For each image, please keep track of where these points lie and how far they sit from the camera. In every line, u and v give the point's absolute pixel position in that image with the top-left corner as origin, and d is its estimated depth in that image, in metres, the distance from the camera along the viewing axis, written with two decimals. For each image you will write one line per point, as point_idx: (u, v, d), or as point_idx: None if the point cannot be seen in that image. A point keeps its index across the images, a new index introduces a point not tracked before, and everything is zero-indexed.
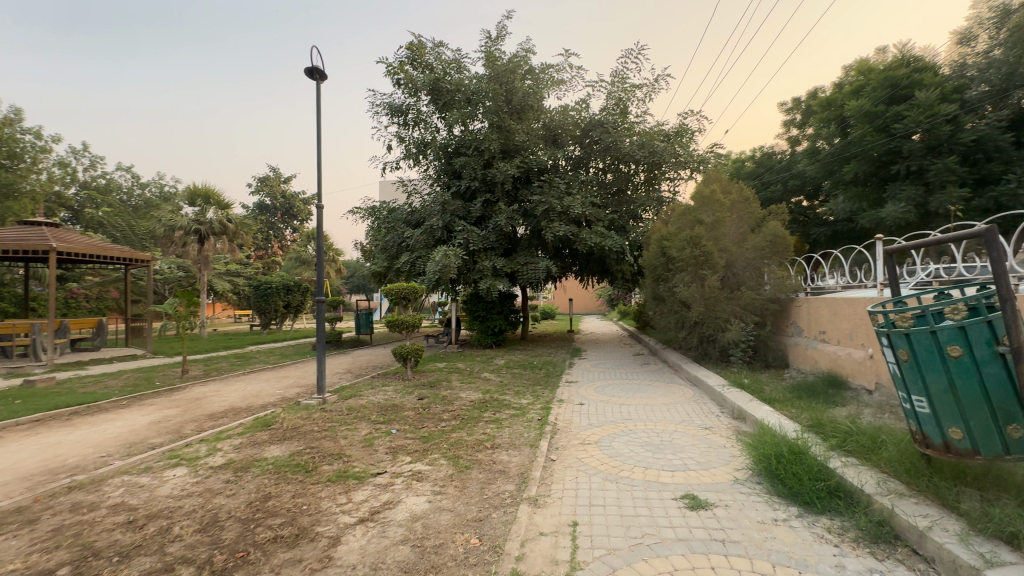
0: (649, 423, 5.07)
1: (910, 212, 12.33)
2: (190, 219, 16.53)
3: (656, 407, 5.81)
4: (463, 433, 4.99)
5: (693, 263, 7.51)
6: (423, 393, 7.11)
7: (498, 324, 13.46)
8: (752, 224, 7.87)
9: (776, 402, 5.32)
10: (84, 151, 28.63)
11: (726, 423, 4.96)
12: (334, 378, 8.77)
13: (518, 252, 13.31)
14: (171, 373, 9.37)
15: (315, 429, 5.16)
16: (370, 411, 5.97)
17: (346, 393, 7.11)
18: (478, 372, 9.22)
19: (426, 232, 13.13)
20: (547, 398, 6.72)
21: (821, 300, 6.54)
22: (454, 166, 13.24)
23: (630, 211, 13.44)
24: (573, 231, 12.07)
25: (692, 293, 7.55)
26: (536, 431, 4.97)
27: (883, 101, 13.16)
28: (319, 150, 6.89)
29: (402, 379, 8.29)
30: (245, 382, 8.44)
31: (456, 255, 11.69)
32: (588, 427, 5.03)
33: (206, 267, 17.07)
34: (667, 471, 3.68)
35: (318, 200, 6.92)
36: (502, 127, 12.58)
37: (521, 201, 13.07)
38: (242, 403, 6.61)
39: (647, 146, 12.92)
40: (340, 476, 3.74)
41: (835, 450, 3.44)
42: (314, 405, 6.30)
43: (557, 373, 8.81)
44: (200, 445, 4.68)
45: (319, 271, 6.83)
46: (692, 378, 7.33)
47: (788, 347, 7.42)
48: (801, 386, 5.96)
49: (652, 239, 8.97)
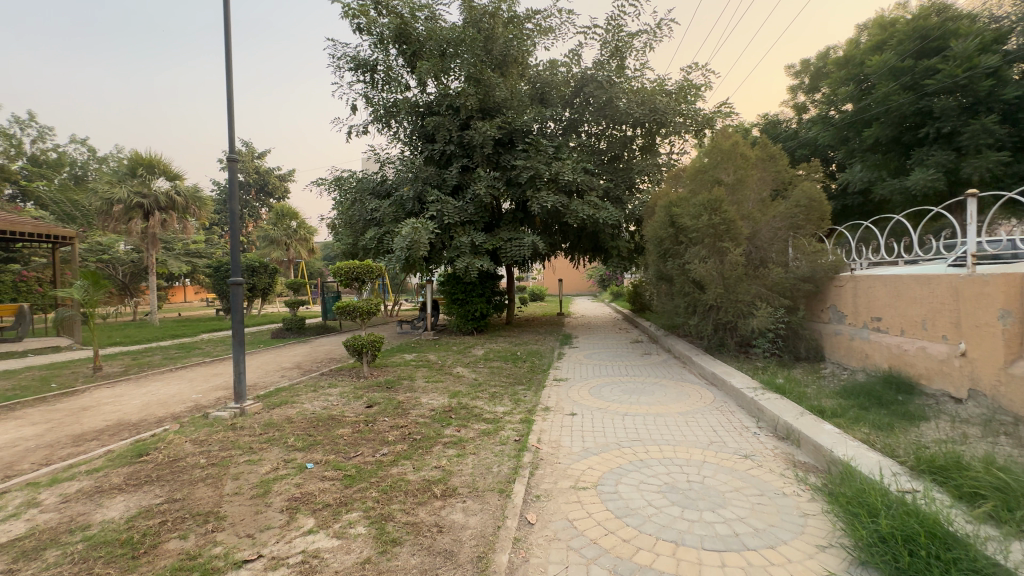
0: (666, 450, 3.68)
1: (940, 179, 11.03)
2: (133, 191, 14.51)
3: (671, 421, 4.44)
4: (408, 466, 3.55)
5: (711, 233, 6.04)
6: (375, 398, 5.65)
7: (479, 308, 12.02)
8: (777, 186, 6.57)
9: (835, 415, 3.94)
10: (31, 121, 26.23)
11: (773, 449, 3.60)
12: (276, 375, 7.27)
13: (501, 226, 11.83)
14: (81, 371, 7.77)
15: (201, 461, 3.68)
16: (293, 428, 4.49)
17: (276, 399, 5.61)
18: (450, 366, 7.75)
19: (395, 204, 11.53)
20: (530, 404, 5.30)
21: (878, 277, 5.17)
22: (427, 128, 11.60)
23: (627, 179, 11.94)
24: (563, 201, 10.63)
25: (709, 270, 6.09)
26: (512, 464, 3.54)
27: (911, 55, 11.71)
28: (231, 85, 5.24)
29: (356, 377, 6.85)
30: (163, 383, 6.90)
31: (429, 230, 10.16)
32: (583, 456, 3.63)
33: (155, 246, 15.16)
34: (712, 554, 2.29)
35: (230, 153, 5.27)
36: (481, 80, 10.92)
37: (504, 168, 11.51)
38: (134, 416, 5.08)
39: (648, 103, 11.32)
40: (183, 568, 2.28)
41: (994, 529, 2.07)
42: (224, 420, 4.81)
43: (544, 367, 7.40)
44: (12, 497, 3.18)
45: (233, 246, 5.19)
46: (709, 374, 5.99)
47: (824, 337, 6.07)
48: (857, 390, 4.59)
49: (657, 206, 7.50)
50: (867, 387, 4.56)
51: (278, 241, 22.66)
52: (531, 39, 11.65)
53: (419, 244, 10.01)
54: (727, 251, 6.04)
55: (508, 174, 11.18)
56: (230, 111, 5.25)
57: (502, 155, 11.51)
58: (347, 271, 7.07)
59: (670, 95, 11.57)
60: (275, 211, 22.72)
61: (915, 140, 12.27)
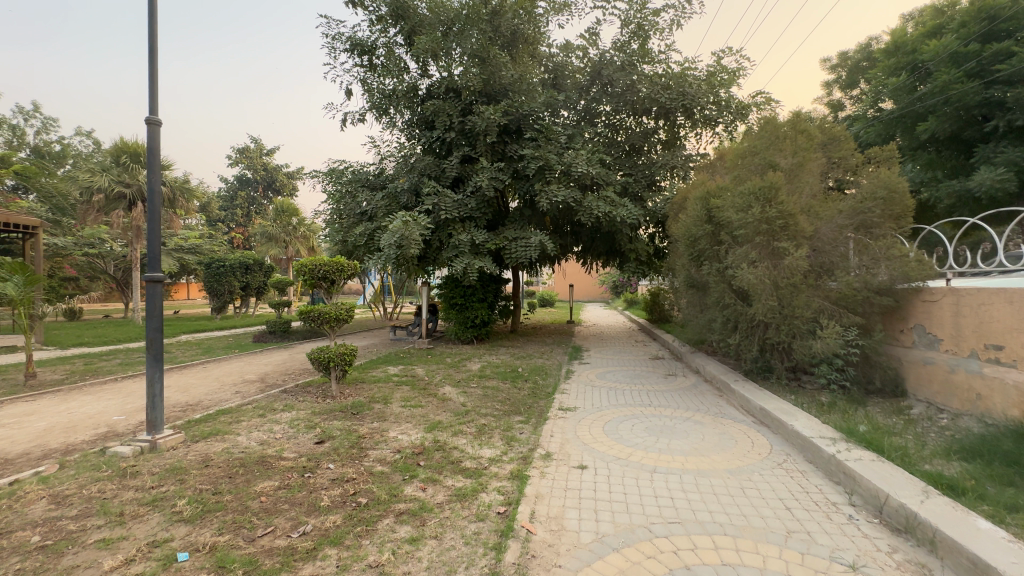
0: (725, 548, 2.41)
1: (1011, 179, 9.60)
2: (115, 179, 13.53)
3: (720, 488, 3.16)
4: (332, 563, 2.34)
5: (766, 230, 4.73)
6: (330, 431, 4.43)
7: (479, 314, 10.82)
8: (841, 174, 5.27)
9: (980, 499, 2.62)
10: (35, 112, 25.70)
11: (898, 559, 2.30)
12: (229, 392, 6.10)
13: (505, 224, 10.65)
14: (9, 380, 6.65)
15: (32, 540, 2.49)
16: (198, 479, 3.29)
17: (205, 430, 4.43)
18: (437, 386, 6.50)
19: (389, 197, 10.44)
20: (526, 447, 4.06)
21: (997, 292, 3.85)
22: (426, 114, 10.50)
23: (648, 175, 10.65)
24: (575, 196, 9.44)
25: (762, 277, 4.77)
26: (490, 568, 2.29)
27: (976, 38, 10.33)
28: (155, 27, 4.10)
29: (320, 399, 5.65)
30: (90, 398, 5.73)
31: (422, 225, 9.06)
32: (598, 555, 2.38)
33: (139, 240, 14.12)
34: None
35: (150, 113, 4.12)
36: (486, 60, 9.77)
37: (510, 158, 10.32)
38: (12, 450, 3.91)
39: (676, 87, 9.99)
40: None
41: None
42: (119, 461, 3.63)
43: (548, 390, 6.12)
44: None
45: (150, 233, 4.01)
46: (759, 412, 4.66)
47: (907, 366, 4.74)
48: (985, 448, 3.27)
49: (691, 198, 6.19)
50: (1001, 446, 3.24)
51: (277, 239, 21.69)
52: (544, 18, 10.50)
53: (411, 241, 8.88)
54: (786, 253, 4.74)
55: (514, 165, 10.02)
56: (153, 60, 4.11)
57: (508, 145, 10.35)
58: (313, 271, 5.80)
59: (701, 79, 10.19)
60: (275, 207, 21.74)
61: (979, 135, 10.87)
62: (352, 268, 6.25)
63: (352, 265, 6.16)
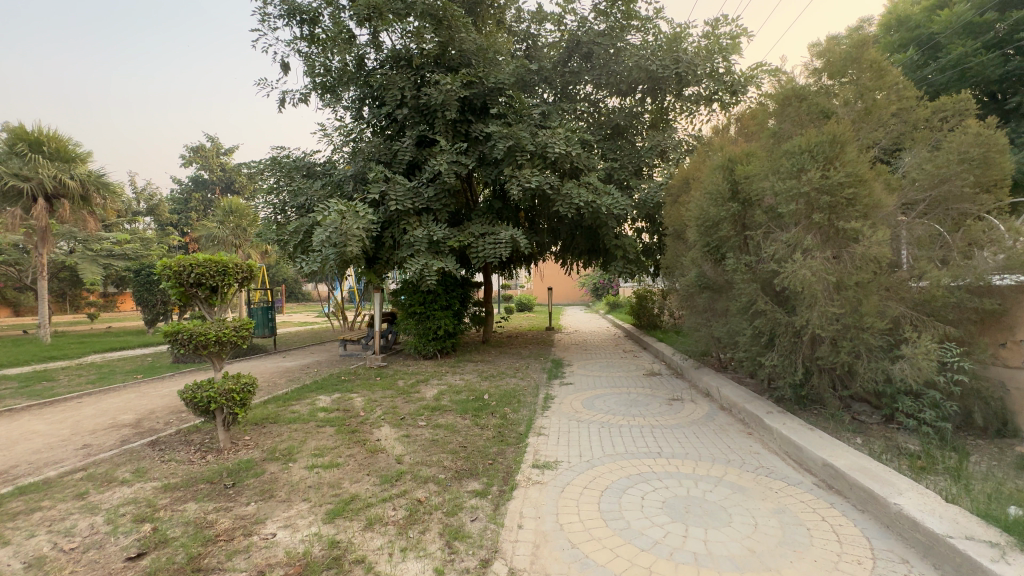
0: None
1: None
2: (10, 172, 11.38)
3: None
4: None
5: (826, 204, 3.31)
6: (168, 530, 2.76)
7: (441, 324, 9.21)
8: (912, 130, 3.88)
9: None
10: None
11: None
12: (73, 448, 4.33)
13: (471, 217, 9.10)
14: None
15: None
16: None
17: None
18: (372, 427, 4.83)
19: (331, 187, 8.82)
20: (479, 558, 2.44)
21: None
22: (375, 89, 8.89)
23: (635, 160, 9.24)
24: (551, 181, 7.95)
25: (820, 273, 3.32)
26: None
27: (993, 7, 9.30)
28: None
29: (195, 459, 3.95)
30: None
31: (364, 218, 7.43)
32: None
33: (45, 243, 11.95)
34: None
35: None
36: (444, 22, 8.21)
37: (475, 140, 8.78)
38: None
39: (669, 55, 8.61)
40: None
41: None
42: None
43: (520, 430, 4.55)
44: None
45: None
46: (823, 469, 3.20)
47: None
48: None
49: (705, 172, 4.71)
50: None
51: (224, 242, 19.51)
52: None
53: (351, 238, 7.26)
54: (854, 238, 3.32)
55: (480, 148, 8.50)
56: None
57: (472, 124, 8.80)
58: (178, 275, 3.93)
59: (694, 47, 8.82)
60: (222, 207, 19.63)
61: (995, 115, 9.90)
62: (248, 274, 4.44)
63: (245, 265, 4.37)
